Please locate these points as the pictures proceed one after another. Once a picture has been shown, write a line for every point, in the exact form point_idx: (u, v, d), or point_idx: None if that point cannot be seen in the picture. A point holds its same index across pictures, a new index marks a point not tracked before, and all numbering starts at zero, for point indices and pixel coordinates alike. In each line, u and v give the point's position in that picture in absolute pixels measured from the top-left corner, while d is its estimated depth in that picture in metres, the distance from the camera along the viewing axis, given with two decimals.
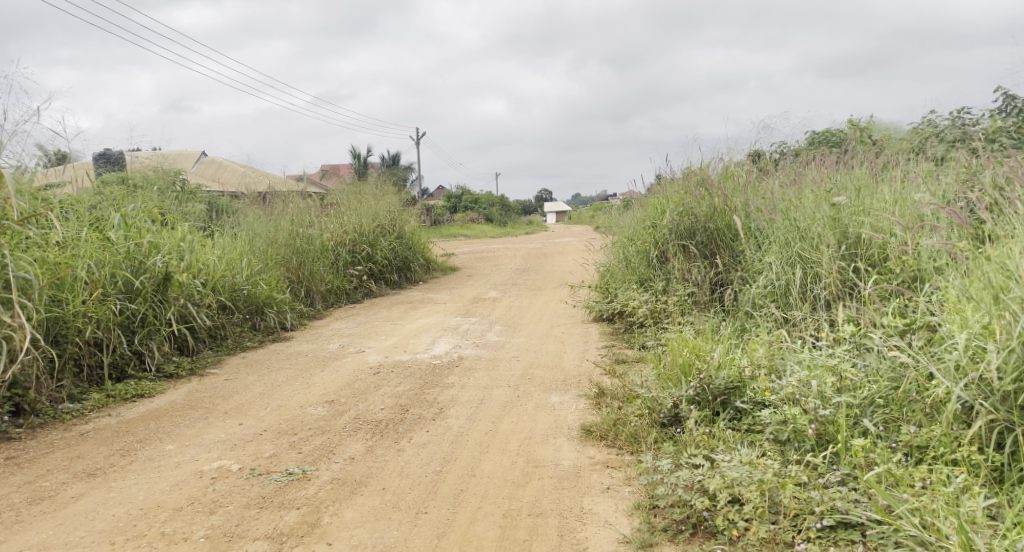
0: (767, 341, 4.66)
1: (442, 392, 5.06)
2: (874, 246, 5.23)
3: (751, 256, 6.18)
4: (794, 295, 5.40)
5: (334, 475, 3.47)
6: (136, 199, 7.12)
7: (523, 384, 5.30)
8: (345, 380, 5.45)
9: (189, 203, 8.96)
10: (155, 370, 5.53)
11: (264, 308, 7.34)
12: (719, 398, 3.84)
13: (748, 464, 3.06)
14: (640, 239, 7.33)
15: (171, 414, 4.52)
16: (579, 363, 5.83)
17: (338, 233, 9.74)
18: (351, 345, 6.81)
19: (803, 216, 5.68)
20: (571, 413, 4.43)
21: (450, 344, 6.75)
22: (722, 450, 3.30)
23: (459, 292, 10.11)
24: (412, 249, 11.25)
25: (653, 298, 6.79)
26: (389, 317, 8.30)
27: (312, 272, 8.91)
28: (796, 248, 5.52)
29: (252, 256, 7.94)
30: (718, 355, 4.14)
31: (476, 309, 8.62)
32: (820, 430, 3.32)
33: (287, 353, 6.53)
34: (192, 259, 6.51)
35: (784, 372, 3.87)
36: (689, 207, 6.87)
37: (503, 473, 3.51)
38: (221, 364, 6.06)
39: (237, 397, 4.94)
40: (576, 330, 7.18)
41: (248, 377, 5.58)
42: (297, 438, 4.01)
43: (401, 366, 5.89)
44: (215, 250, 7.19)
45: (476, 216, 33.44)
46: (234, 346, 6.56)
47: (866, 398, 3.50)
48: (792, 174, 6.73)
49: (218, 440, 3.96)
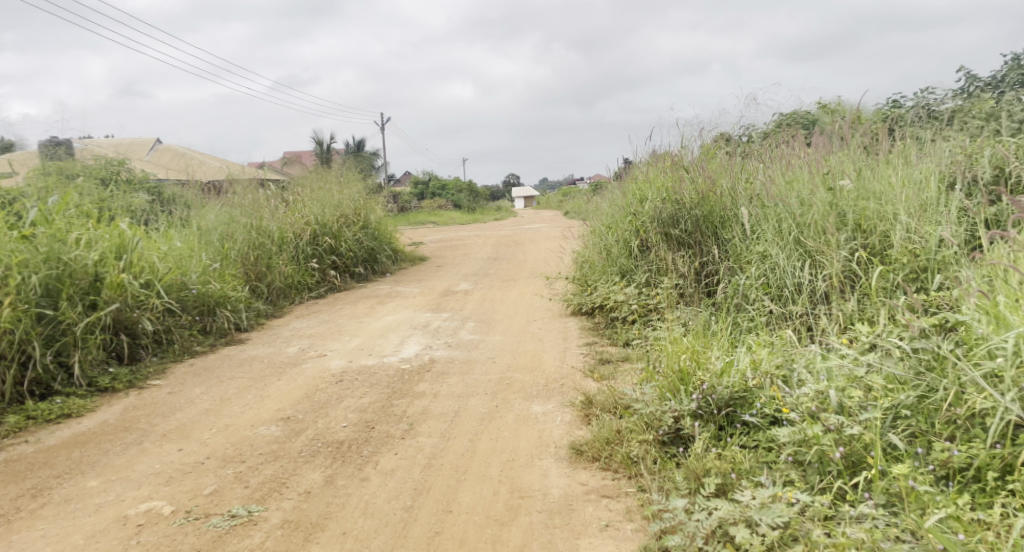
0: (768, 341, 4.19)
1: (412, 404, 4.55)
2: (875, 232, 4.78)
3: (741, 246, 5.73)
4: (791, 288, 4.95)
5: (285, 517, 2.99)
6: (69, 193, 6.52)
7: (501, 390, 4.82)
8: (303, 390, 4.91)
9: (133, 194, 8.29)
10: (86, 385, 4.99)
11: (217, 308, 6.75)
12: (723, 410, 3.36)
13: (775, 504, 2.65)
14: (621, 227, 6.87)
15: (100, 438, 3.97)
16: (561, 365, 5.38)
17: (297, 224, 9.12)
18: (311, 348, 6.25)
19: (798, 202, 5.24)
20: (556, 428, 3.95)
21: (420, 345, 6.23)
22: (742, 485, 2.86)
23: (428, 284, 9.55)
24: (378, 240, 10.68)
25: (637, 291, 6.33)
26: (354, 314, 7.76)
27: (270, 267, 8.31)
28: (792, 236, 5.07)
29: (203, 251, 7.34)
30: (721, 360, 3.67)
31: (447, 303, 8.08)
32: (848, 451, 2.86)
33: (240, 359, 5.95)
34: (132, 256, 5.95)
35: (796, 378, 3.40)
36: (672, 193, 6.41)
37: (483, 508, 3.05)
38: (165, 373, 5.49)
39: (179, 414, 4.39)
40: (555, 326, 6.71)
41: (193, 390, 5.00)
42: (245, 467, 3.48)
43: (366, 372, 5.36)
44: (160, 248, 6.59)
45: (444, 203, 32.68)
46: (181, 352, 5.97)
47: (889, 408, 3.04)
48: (780, 154, 6.27)
49: (150, 473, 3.43)
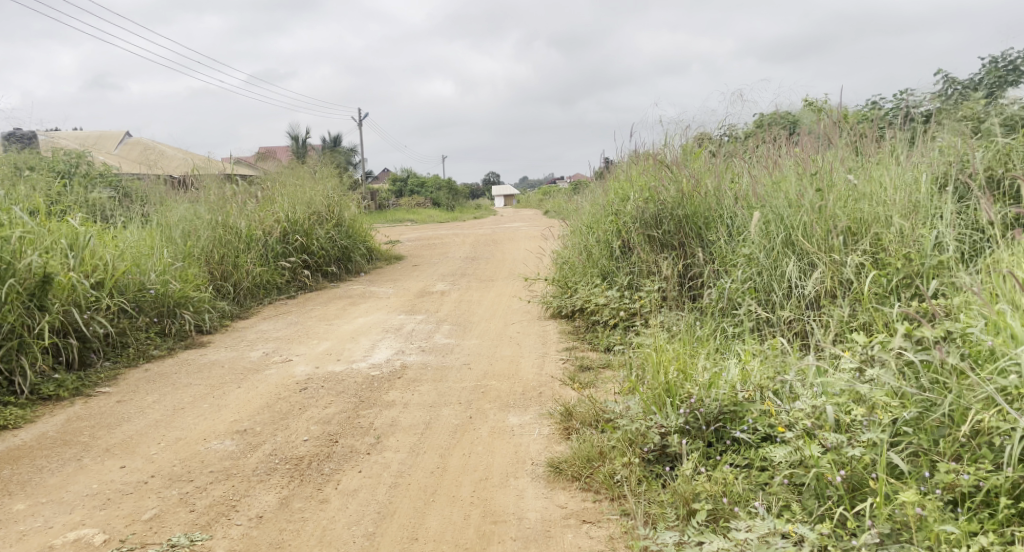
0: (758, 350, 3.94)
1: (380, 415, 4.26)
2: (867, 235, 4.50)
3: (726, 248, 5.50)
4: (779, 292, 4.73)
5: (231, 547, 2.73)
6: (16, 188, 6.15)
7: (475, 400, 4.55)
8: (265, 399, 4.61)
9: (93, 189, 7.91)
10: (28, 392, 4.65)
11: (177, 309, 6.41)
12: (713, 425, 3.10)
13: (778, 543, 2.44)
14: (602, 227, 6.63)
15: (37, 453, 3.66)
16: (539, 372, 5.12)
17: (266, 221, 8.77)
18: (276, 353, 5.93)
19: (786, 202, 5.01)
20: (534, 443, 3.69)
21: (392, 350, 5.94)
22: (741, 518, 2.64)
23: (403, 284, 9.24)
24: (352, 238, 10.35)
25: (619, 295, 6.08)
26: (325, 315, 7.44)
27: (237, 266, 7.96)
28: (781, 238, 4.83)
29: (164, 249, 6.99)
30: (711, 371, 3.41)
31: (422, 305, 7.79)
32: (849, 475, 2.61)
33: (200, 364, 5.61)
34: (83, 254, 5.62)
35: (789, 392, 3.13)
36: (655, 193, 6.17)
37: (453, 535, 2.80)
38: (118, 380, 5.16)
39: (127, 425, 4.07)
40: (533, 330, 6.45)
41: (146, 398, 4.68)
42: (193, 487, 3.19)
43: (333, 379, 5.07)
44: (116, 246, 6.24)
45: (422, 201, 32.30)
46: (136, 356, 5.64)
47: (888, 425, 2.73)
48: (766, 153, 6.05)
49: (86, 495, 3.14)
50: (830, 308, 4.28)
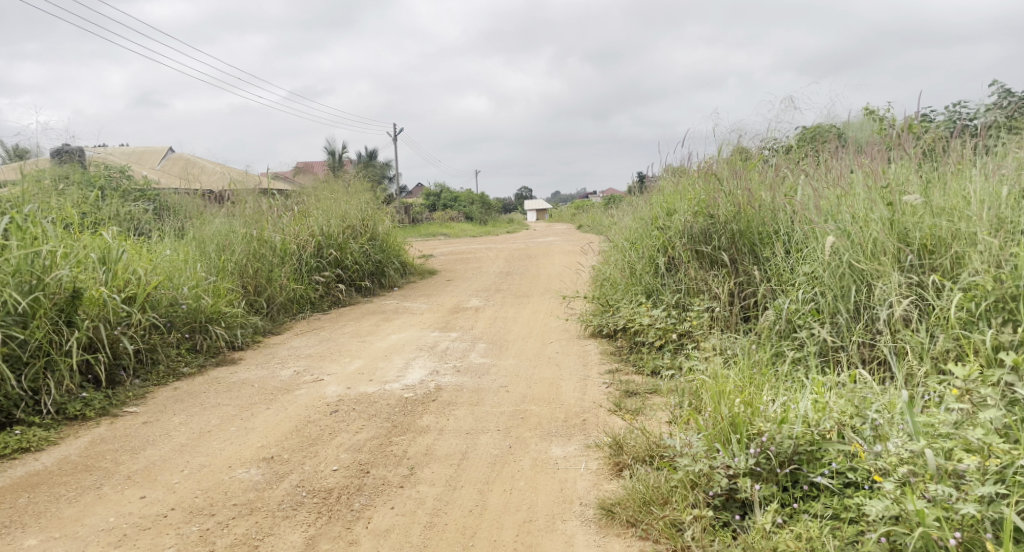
0: (830, 382, 3.64)
1: (414, 442, 4.01)
2: (946, 254, 4.19)
3: (783, 266, 5.18)
4: (845, 314, 4.42)
5: None
6: (50, 201, 6.05)
7: (515, 426, 4.27)
8: (294, 422, 4.38)
9: (128, 203, 7.83)
10: (53, 412, 4.49)
11: (209, 325, 6.25)
12: (788, 467, 2.92)
13: None
14: (646, 242, 6.31)
15: (56, 479, 3.46)
16: (582, 396, 4.83)
17: (300, 235, 8.63)
18: (307, 371, 5.71)
19: (853, 218, 4.70)
20: (581, 479, 3.45)
21: (426, 369, 5.68)
22: None
23: (437, 300, 9.01)
24: (386, 252, 10.17)
25: (665, 313, 5.74)
26: (358, 332, 7.23)
27: (271, 280, 7.80)
28: (847, 257, 4.47)
29: (197, 263, 6.85)
30: (781, 405, 3.21)
31: (457, 321, 7.53)
32: (965, 538, 2.40)
33: (229, 382, 5.41)
34: (115, 268, 5.48)
35: (872, 432, 2.94)
36: (704, 209, 5.86)
37: None
38: (146, 398, 4.98)
39: (151, 450, 3.87)
40: (572, 349, 6.16)
41: (173, 419, 4.48)
42: (214, 524, 2.99)
43: (365, 402, 4.82)
44: (149, 260, 6.11)
45: (455, 215, 32.21)
46: (165, 374, 5.48)
47: (998, 474, 2.52)
48: (825, 165, 5.70)
49: (101, 530, 2.95)
50: (901, 333, 4.06)
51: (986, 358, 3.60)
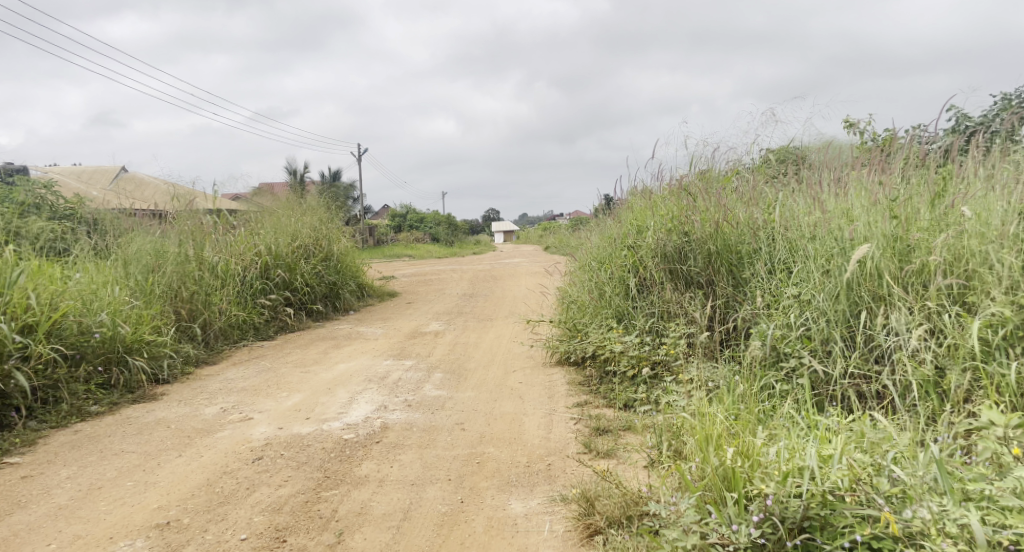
0: (834, 423, 3.10)
1: (347, 496, 3.37)
2: (954, 274, 3.71)
3: (767, 286, 4.67)
4: (840, 342, 3.88)
5: None
6: None
7: (468, 474, 3.65)
8: (207, 473, 3.71)
9: (47, 222, 7.10)
10: None
11: (129, 356, 5.50)
12: (799, 537, 2.39)
13: None
14: (615, 261, 5.77)
15: None
16: (548, 436, 4.22)
17: (244, 255, 7.96)
18: (235, 409, 5.00)
19: (850, 230, 4.18)
20: (545, 547, 2.87)
21: (374, 405, 5.03)
22: None
23: (394, 324, 8.34)
24: (341, 274, 9.49)
25: (638, 339, 5.17)
26: (302, 361, 6.53)
27: (207, 304, 7.09)
28: (844, 275, 3.95)
29: (119, 286, 6.13)
30: (784, 453, 2.68)
31: (412, 348, 6.88)
32: None
33: (143, 423, 4.70)
34: (8, 294, 4.78)
35: (899, 493, 2.44)
36: (678, 225, 5.35)
37: None
38: (36, 444, 4.27)
39: (20, 513, 3.21)
40: (537, 379, 5.56)
41: (61, 470, 3.79)
42: None
43: (297, 445, 4.16)
44: (60, 284, 5.39)
45: (421, 235, 31.51)
46: (68, 415, 4.76)
47: None
48: (813, 178, 5.21)
49: None
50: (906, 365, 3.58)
51: (1011, 397, 3.17)
